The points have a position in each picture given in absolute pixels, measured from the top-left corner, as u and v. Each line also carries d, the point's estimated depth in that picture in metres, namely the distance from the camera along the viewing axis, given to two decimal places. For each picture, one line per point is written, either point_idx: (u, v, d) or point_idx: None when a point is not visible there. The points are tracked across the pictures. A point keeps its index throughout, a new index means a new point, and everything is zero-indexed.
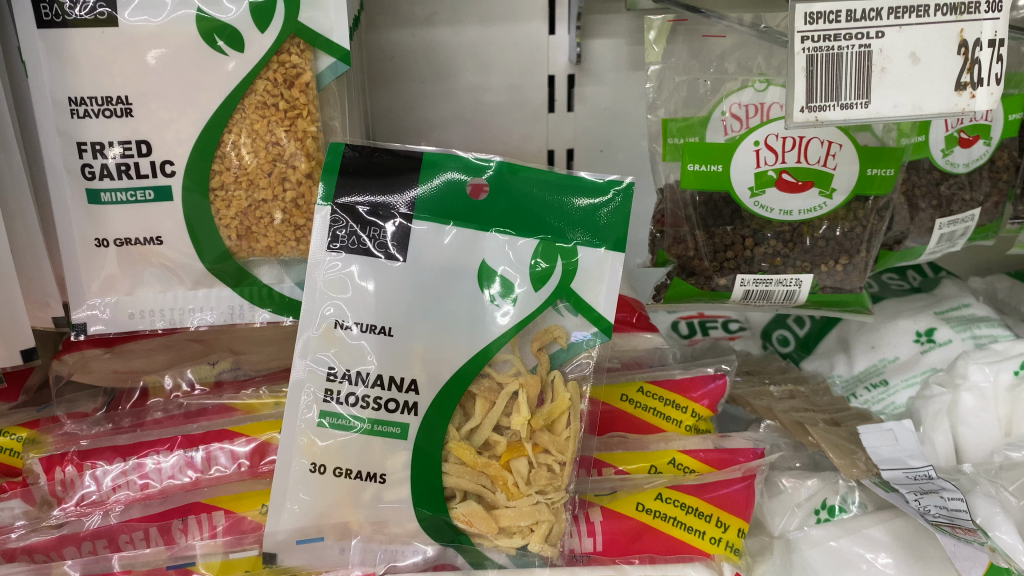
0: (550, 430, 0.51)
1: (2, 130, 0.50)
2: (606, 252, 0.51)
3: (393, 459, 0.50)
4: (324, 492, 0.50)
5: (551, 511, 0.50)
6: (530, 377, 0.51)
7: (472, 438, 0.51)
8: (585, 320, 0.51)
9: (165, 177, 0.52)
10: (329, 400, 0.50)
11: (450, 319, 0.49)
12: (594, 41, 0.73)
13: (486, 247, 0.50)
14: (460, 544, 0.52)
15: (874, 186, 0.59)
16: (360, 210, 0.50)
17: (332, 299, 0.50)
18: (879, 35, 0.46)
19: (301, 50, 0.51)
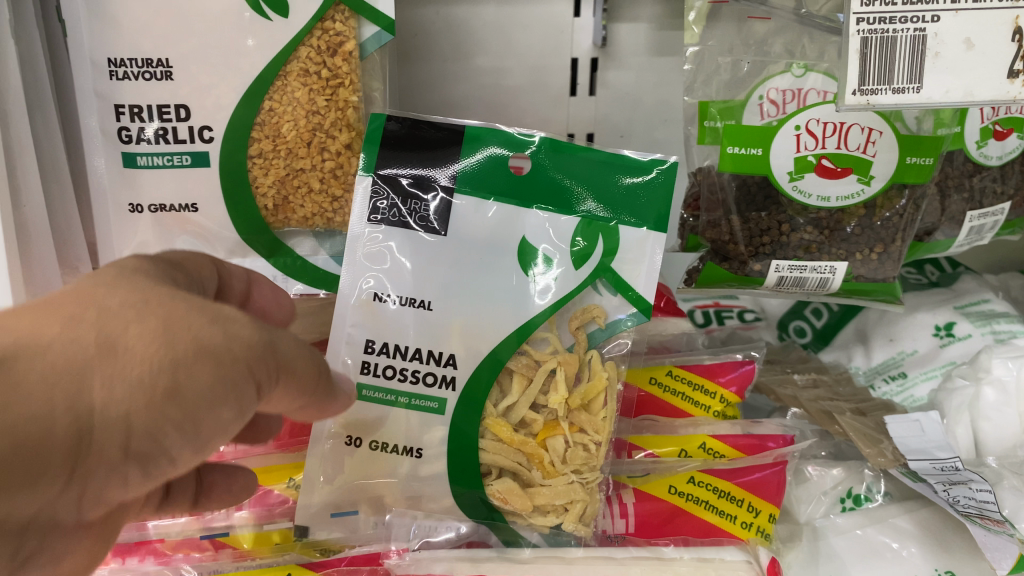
0: (587, 410, 0.51)
1: (39, 89, 0.50)
2: (647, 232, 0.50)
3: (430, 433, 0.49)
4: (359, 466, 0.49)
5: (585, 491, 0.50)
6: (568, 356, 0.50)
7: (509, 415, 0.50)
8: (624, 300, 0.51)
9: (203, 143, 0.51)
10: (366, 373, 0.49)
11: (490, 295, 0.49)
12: (622, 24, 0.71)
13: (528, 224, 0.49)
14: (496, 522, 0.51)
15: (911, 174, 0.59)
16: (401, 183, 0.49)
17: (371, 272, 0.49)
18: (934, 18, 0.41)
19: (346, 17, 0.50)
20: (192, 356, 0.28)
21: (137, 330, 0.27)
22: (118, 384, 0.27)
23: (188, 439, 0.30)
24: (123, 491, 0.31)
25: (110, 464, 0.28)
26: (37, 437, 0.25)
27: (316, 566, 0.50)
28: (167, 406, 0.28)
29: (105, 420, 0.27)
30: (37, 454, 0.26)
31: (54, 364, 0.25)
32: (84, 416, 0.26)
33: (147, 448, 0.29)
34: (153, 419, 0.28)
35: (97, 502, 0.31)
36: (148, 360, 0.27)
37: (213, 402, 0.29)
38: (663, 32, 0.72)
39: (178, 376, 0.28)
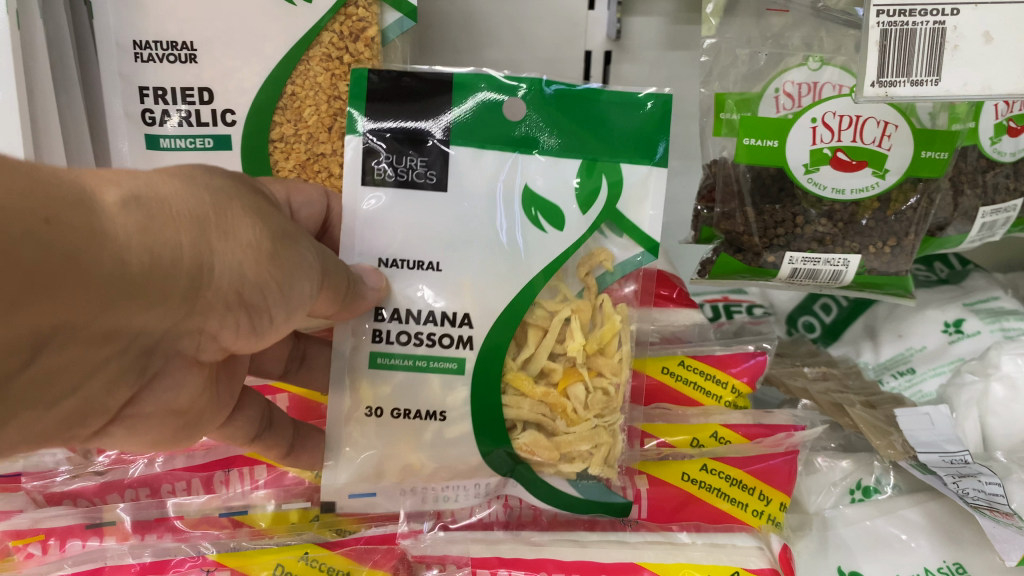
0: (603, 354, 0.52)
1: (66, 71, 0.53)
2: (648, 169, 0.50)
3: (453, 395, 0.49)
4: (384, 435, 0.50)
5: (607, 434, 0.51)
6: (584, 302, 0.51)
7: (529, 367, 0.51)
8: (630, 240, 0.52)
9: (225, 126, 0.53)
10: (379, 341, 0.49)
11: (489, 244, 0.49)
12: (635, 18, 0.71)
13: (529, 171, 0.49)
14: (524, 478, 0.51)
15: (926, 168, 0.59)
16: (396, 136, 0.48)
17: (376, 230, 0.49)
18: (953, 12, 0.41)
19: (368, 3, 0.52)
20: (281, 236, 0.40)
21: (240, 208, 0.38)
22: (233, 241, 0.37)
23: (281, 297, 0.41)
24: (225, 337, 0.42)
25: (222, 303, 0.39)
26: (173, 259, 0.34)
27: (332, 544, 0.49)
28: (267, 264, 0.39)
29: (224, 269, 0.37)
30: (173, 285, 0.35)
31: (182, 210, 0.35)
32: (206, 257, 0.36)
33: (249, 296, 0.40)
34: (257, 271, 0.39)
35: (209, 345, 0.42)
36: (257, 230, 0.39)
37: (298, 268, 0.41)
38: (677, 26, 0.71)
39: (275, 243, 0.40)
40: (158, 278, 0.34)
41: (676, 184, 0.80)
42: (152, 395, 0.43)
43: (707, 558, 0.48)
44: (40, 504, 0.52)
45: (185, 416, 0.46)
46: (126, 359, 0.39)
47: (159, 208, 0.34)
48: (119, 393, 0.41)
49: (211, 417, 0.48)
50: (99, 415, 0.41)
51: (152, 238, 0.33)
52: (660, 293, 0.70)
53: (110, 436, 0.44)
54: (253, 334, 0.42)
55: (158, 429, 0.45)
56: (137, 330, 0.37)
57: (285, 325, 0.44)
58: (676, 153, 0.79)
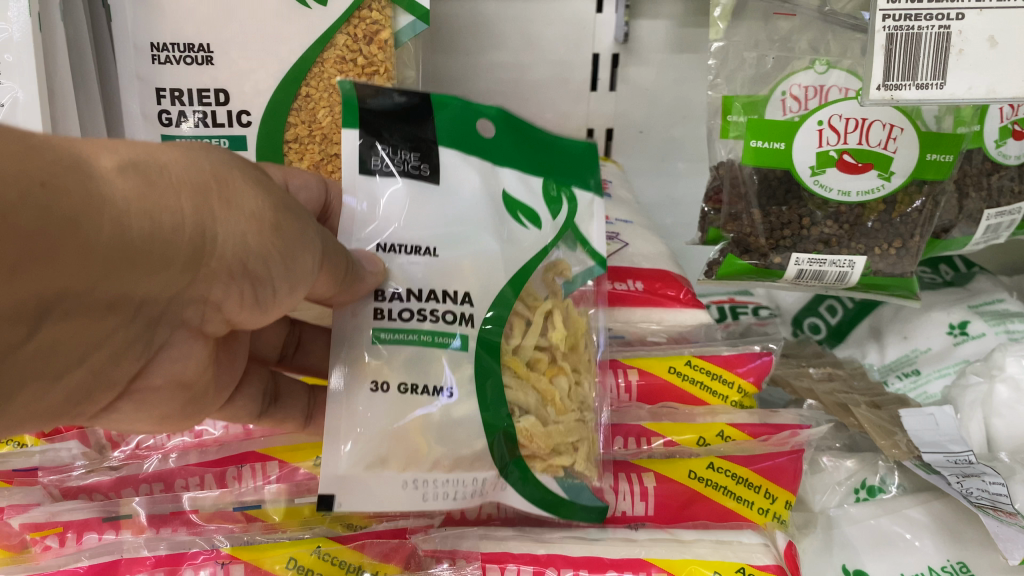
0: (574, 351, 0.51)
1: (83, 65, 0.55)
2: (592, 196, 0.53)
3: (461, 370, 0.44)
4: (389, 413, 0.43)
5: (585, 430, 0.50)
6: (557, 302, 0.50)
7: (519, 354, 0.48)
8: (585, 254, 0.53)
9: (240, 127, 0.55)
10: (379, 317, 0.44)
11: (482, 232, 0.46)
12: (643, 21, 0.72)
13: (503, 181, 0.49)
14: (514, 476, 0.46)
15: (931, 171, 0.60)
16: (384, 131, 0.46)
17: (362, 219, 0.45)
18: (959, 17, 0.42)
19: (382, 6, 0.53)
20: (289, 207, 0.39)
21: (244, 179, 0.37)
22: (236, 213, 0.36)
23: (287, 272, 0.39)
24: (231, 311, 0.41)
25: (226, 277, 0.38)
26: (171, 228, 0.33)
27: (344, 538, 0.50)
28: (273, 236, 0.38)
29: (227, 241, 0.36)
30: (172, 252, 0.34)
31: (184, 178, 0.34)
32: (207, 227, 0.35)
33: (254, 270, 0.38)
34: (262, 242, 0.37)
35: (214, 316, 0.41)
36: (261, 201, 0.37)
37: (306, 243, 0.39)
38: (685, 28, 0.72)
39: (282, 217, 0.38)
40: (157, 246, 0.33)
41: (684, 185, 0.81)
42: (162, 367, 0.43)
43: (714, 555, 0.49)
44: (56, 498, 0.53)
45: (194, 388, 0.46)
46: (130, 329, 0.38)
47: (160, 175, 0.33)
48: (123, 365, 0.41)
49: (215, 389, 0.49)
50: (105, 386, 0.41)
51: (151, 206, 0.32)
52: (666, 293, 0.69)
53: (117, 409, 0.44)
54: (259, 309, 0.41)
55: (164, 402, 0.45)
56: (137, 296, 0.36)
57: (295, 301, 0.42)
58: (683, 154, 0.80)
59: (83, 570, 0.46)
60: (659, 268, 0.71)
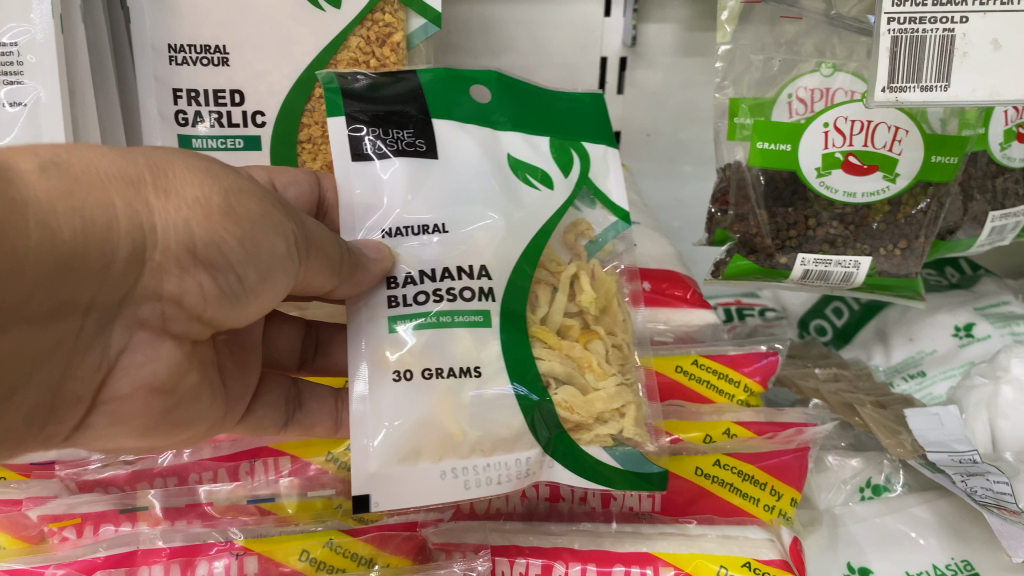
0: (610, 313, 0.50)
1: (103, 72, 0.57)
2: (607, 145, 0.51)
3: (486, 350, 0.44)
4: (417, 400, 0.43)
5: (632, 393, 0.48)
6: (580, 264, 0.50)
7: (548, 324, 0.48)
8: (606, 210, 0.51)
9: (255, 127, 0.57)
10: (395, 304, 0.44)
11: (485, 203, 0.46)
12: (650, 25, 0.72)
13: (506, 144, 0.49)
14: (562, 451, 0.46)
15: (936, 173, 0.60)
16: (373, 113, 0.47)
17: (368, 203, 0.46)
18: (963, 20, 0.43)
19: (393, 9, 0.55)
20: (240, 192, 0.39)
21: (185, 167, 0.38)
22: (175, 200, 0.37)
23: (249, 258, 0.39)
24: (199, 306, 0.40)
25: (178, 267, 0.38)
26: (102, 220, 0.34)
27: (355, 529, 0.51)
28: (223, 220, 0.38)
29: (168, 229, 0.36)
30: (110, 246, 0.35)
31: (113, 173, 0.35)
32: (143, 217, 0.36)
33: (211, 257, 0.38)
34: (211, 227, 0.37)
35: (182, 317, 0.40)
36: (205, 187, 0.38)
37: (264, 225, 0.39)
38: (692, 32, 0.73)
39: (230, 200, 0.38)
40: (91, 242, 0.34)
41: (691, 188, 0.82)
42: (126, 378, 0.41)
43: (720, 549, 0.50)
44: (73, 491, 0.54)
45: (174, 403, 0.44)
46: (83, 331, 0.38)
47: (86, 173, 0.34)
48: (81, 375, 0.39)
49: (208, 402, 0.46)
50: (68, 403, 0.40)
51: (79, 203, 0.34)
52: (672, 293, 0.71)
53: (91, 428, 0.42)
54: (230, 302, 0.41)
55: (135, 425, 0.43)
56: (85, 298, 0.36)
57: (268, 293, 0.42)
58: (690, 157, 0.80)
59: (101, 561, 0.47)
60: (666, 268, 0.73)
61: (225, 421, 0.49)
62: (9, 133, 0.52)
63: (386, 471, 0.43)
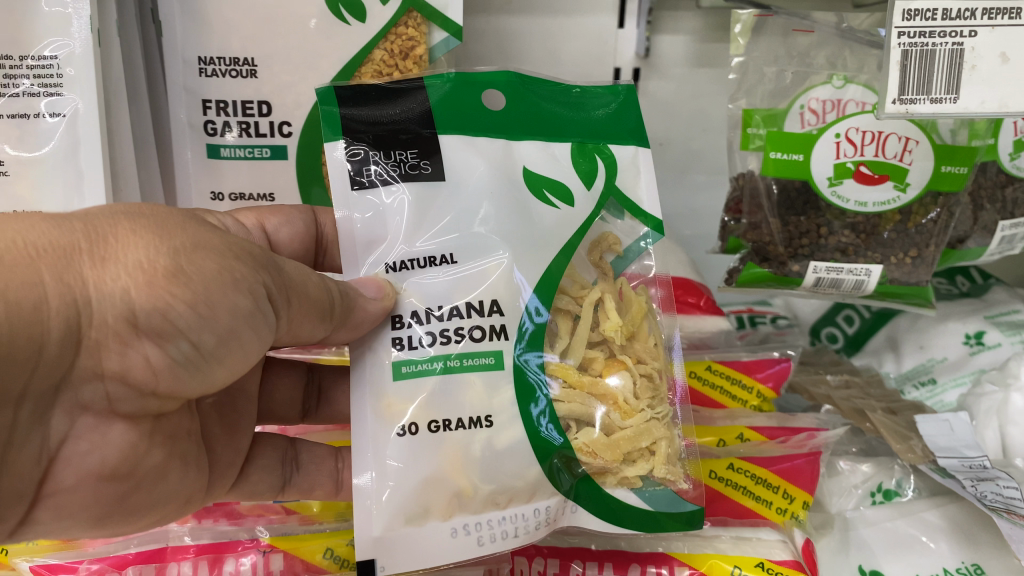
0: (638, 338, 0.48)
1: (136, 83, 0.61)
2: (635, 148, 0.50)
3: (499, 396, 0.43)
4: (426, 456, 0.42)
5: (662, 427, 0.46)
6: (606, 286, 0.48)
7: (568, 359, 0.46)
8: (634, 220, 0.50)
9: (282, 137, 0.60)
10: (398, 349, 0.43)
11: (500, 222, 0.45)
12: (663, 37, 0.73)
13: (522, 155, 0.47)
14: (586, 495, 0.45)
15: (946, 182, 0.61)
16: (374, 133, 0.46)
17: (371, 236, 0.45)
18: (972, 34, 0.44)
19: (417, 24, 0.58)
20: (193, 250, 0.38)
21: (127, 231, 0.37)
22: (113, 267, 0.36)
23: (202, 322, 0.38)
24: (152, 379, 0.39)
25: (121, 341, 0.37)
26: (33, 303, 0.34)
27: None
28: (172, 284, 0.36)
29: (107, 301, 0.35)
30: (42, 328, 0.34)
31: (44, 246, 0.35)
32: (77, 291, 0.35)
33: (157, 325, 0.37)
34: (158, 294, 0.36)
35: (136, 392, 0.40)
36: (150, 249, 0.37)
37: (220, 284, 0.38)
38: (705, 44, 0.74)
39: (178, 261, 0.37)
40: (20, 327, 0.33)
41: (704, 198, 0.83)
42: (73, 463, 0.41)
43: (734, 550, 0.52)
44: None
45: (132, 482, 0.43)
46: (20, 422, 0.37)
47: (13, 249, 0.34)
48: (22, 468, 0.39)
49: (177, 472, 0.46)
50: (9, 499, 0.39)
51: (6, 287, 0.33)
52: (686, 300, 0.73)
53: (37, 520, 0.41)
54: (188, 370, 0.40)
55: (88, 507, 0.42)
56: (19, 386, 0.35)
57: (232, 355, 0.41)
58: (703, 167, 0.82)
59: (132, 557, 0.49)
60: (683, 275, 0.74)
61: (200, 489, 0.48)
62: (49, 142, 0.54)
63: (392, 536, 0.42)
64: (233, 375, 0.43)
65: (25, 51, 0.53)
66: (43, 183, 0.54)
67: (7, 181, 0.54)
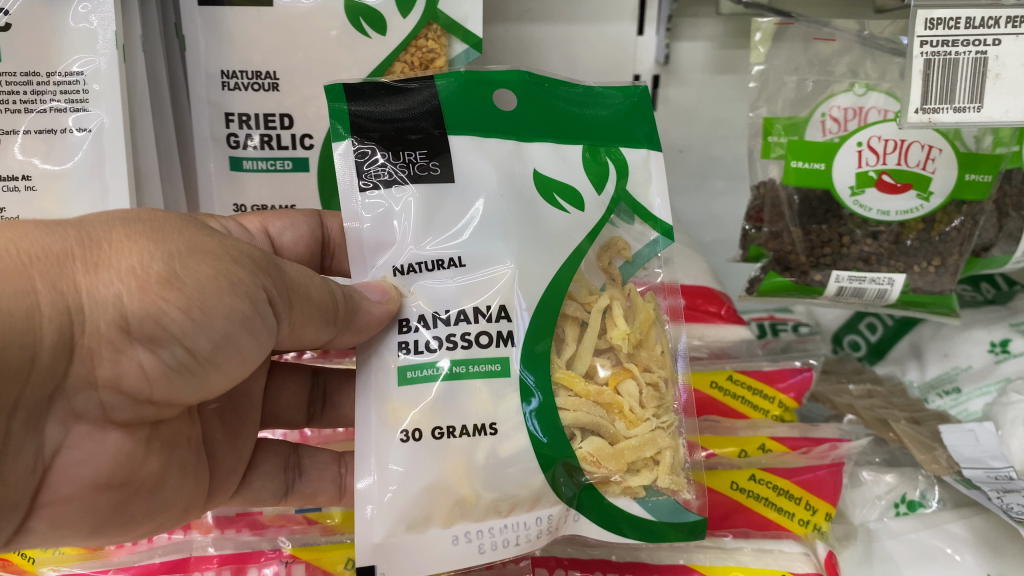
0: (645, 346, 0.48)
1: (161, 95, 0.62)
2: (648, 151, 0.49)
3: (504, 405, 0.43)
4: (429, 463, 0.42)
5: (668, 437, 0.46)
6: (614, 290, 0.48)
7: (575, 366, 0.46)
8: (644, 225, 0.50)
9: (303, 149, 0.61)
10: (404, 354, 0.44)
11: (507, 226, 0.45)
12: (683, 43, 0.73)
13: (534, 156, 0.47)
14: (589, 504, 0.45)
15: (970, 191, 0.60)
16: (384, 134, 0.46)
17: (379, 240, 0.45)
18: (995, 42, 0.43)
19: (437, 36, 0.59)
20: (189, 254, 0.38)
21: (122, 237, 0.37)
22: (106, 273, 0.36)
23: (197, 327, 0.38)
24: (148, 386, 0.39)
25: (113, 348, 0.37)
26: (24, 310, 0.34)
27: None
28: (166, 290, 0.37)
29: (100, 308, 0.36)
30: (33, 336, 0.35)
31: (36, 254, 0.35)
32: (69, 297, 0.35)
33: (150, 330, 0.37)
34: (151, 300, 0.36)
35: (132, 399, 0.40)
36: (144, 254, 0.37)
37: (215, 288, 0.38)
38: (725, 50, 0.74)
39: (173, 266, 0.37)
40: (11, 336, 0.34)
41: (724, 204, 0.83)
42: (69, 473, 0.41)
43: (756, 562, 0.52)
44: None
45: (129, 490, 0.43)
46: (14, 432, 0.37)
47: (6, 257, 0.35)
48: (15, 480, 0.39)
49: (176, 480, 0.46)
50: (4, 510, 0.39)
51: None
52: (707, 309, 0.73)
53: (34, 530, 0.42)
54: (184, 376, 0.40)
55: (85, 515, 0.43)
56: (13, 395, 0.36)
57: (229, 360, 0.41)
58: (722, 173, 0.81)
59: (157, 567, 0.50)
60: (700, 284, 0.74)
61: (202, 496, 0.49)
62: (75, 155, 0.55)
63: (392, 542, 0.43)
64: (232, 381, 0.43)
65: (53, 67, 0.54)
66: (69, 196, 0.55)
67: (35, 196, 0.55)
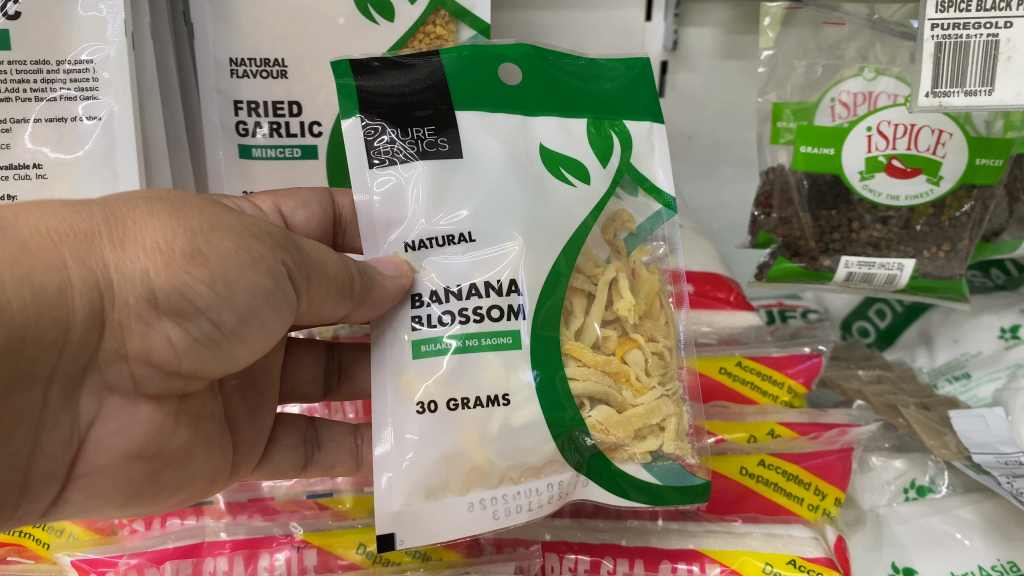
0: (650, 316, 0.48)
1: (170, 84, 0.62)
2: (651, 124, 0.49)
3: (516, 376, 0.43)
4: (443, 433, 0.43)
5: (672, 403, 0.46)
6: (619, 264, 0.48)
7: (583, 338, 0.46)
8: (647, 198, 0.50)
9: (312, 136, 0.61)
10: (419, 327, 0.44)
11: (513, 200, 0.45)
12: (690, 28, 0.73)
13: (540, 132, 0.47)
14: (598, 471, 0.45)
15: (981, 175, 0.60)
16: (392, 110, 0.45)
17: (390, 216, 0.45)
18: (1007, 25, 0.43)
19: (445, 22, 0.59)
20: (210, 230, 0.38)
21: (146, 213, 0.37)
22: (132, 249, 0.36)
23: (222, 300, 0.38)
24: (176, 359, 0.40)
25: (143, 321, 0.37)
26: (56, 286, 0.35)
27: None
28: (190, 266, 0.37)
29: (129, 283, 0.36)
30: (66, 310, 0.35)
31: (64, 232, 0.35)
32: (98, 273, 0.36)
33: (177, 304, 0.37)
34: (176, 275, 0.37)
35: (161, 372, 0.40)
36: (168, 231, 0.37)
37: (237, 263, 0.38)
38: (733, 35, 0.73)
39: (196, 241, 0.37)
40: (44, 310, 0.34)
41: (733, 190, 0.83)
42: (103, 445, 0.41)
43: (765, 547, 0.52)
44: None
45: (159, 461, 0.44)
46: (49, 405, 0.38)
47: (35, 234, 0.35)
48: (53, 451, 0.40)
49: (201, 453, 0.46)
50: (42, 479, 0.40)
51: (30, 271, 0.34)
52: (715, 296, 0.73)
53: (70, 500, 0.43)
54: (209, 349, 0.40)
55: (118, 486, 0.43)
56: (47, 368, 0.36)
57: (253, 333, 0.41)
58: (731, 160, 0.81)
59: (169, 552, 0.50)
60: (709, 271, 0.74)
61: (226, 469, 0.49)
62: (85, 144, 0.55)
63: (410, 511, 0.43)
64: (255, 354, 0.43)
65: (63, 55, 0.54)
66: (82, 183, 0.56)
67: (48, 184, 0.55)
